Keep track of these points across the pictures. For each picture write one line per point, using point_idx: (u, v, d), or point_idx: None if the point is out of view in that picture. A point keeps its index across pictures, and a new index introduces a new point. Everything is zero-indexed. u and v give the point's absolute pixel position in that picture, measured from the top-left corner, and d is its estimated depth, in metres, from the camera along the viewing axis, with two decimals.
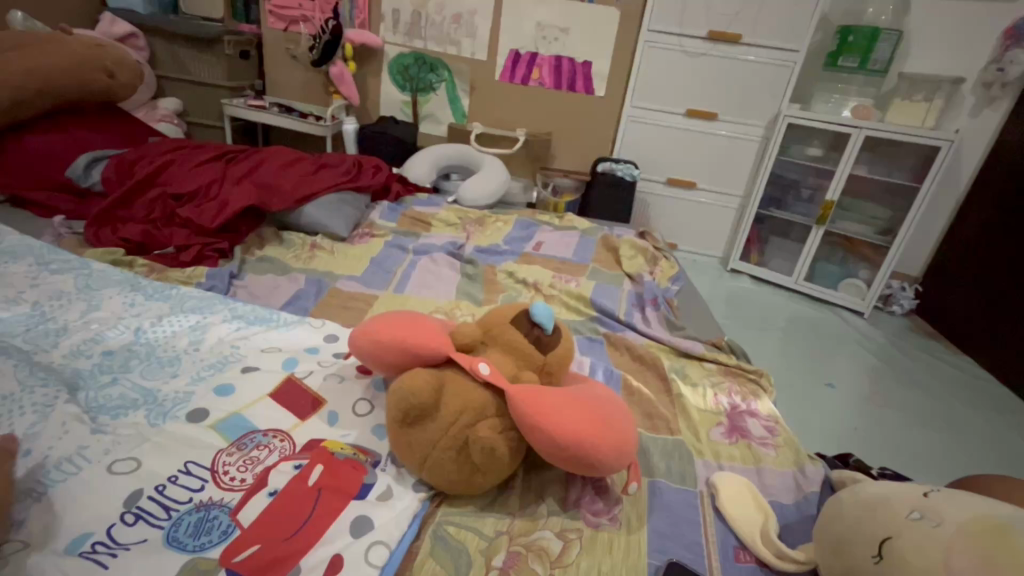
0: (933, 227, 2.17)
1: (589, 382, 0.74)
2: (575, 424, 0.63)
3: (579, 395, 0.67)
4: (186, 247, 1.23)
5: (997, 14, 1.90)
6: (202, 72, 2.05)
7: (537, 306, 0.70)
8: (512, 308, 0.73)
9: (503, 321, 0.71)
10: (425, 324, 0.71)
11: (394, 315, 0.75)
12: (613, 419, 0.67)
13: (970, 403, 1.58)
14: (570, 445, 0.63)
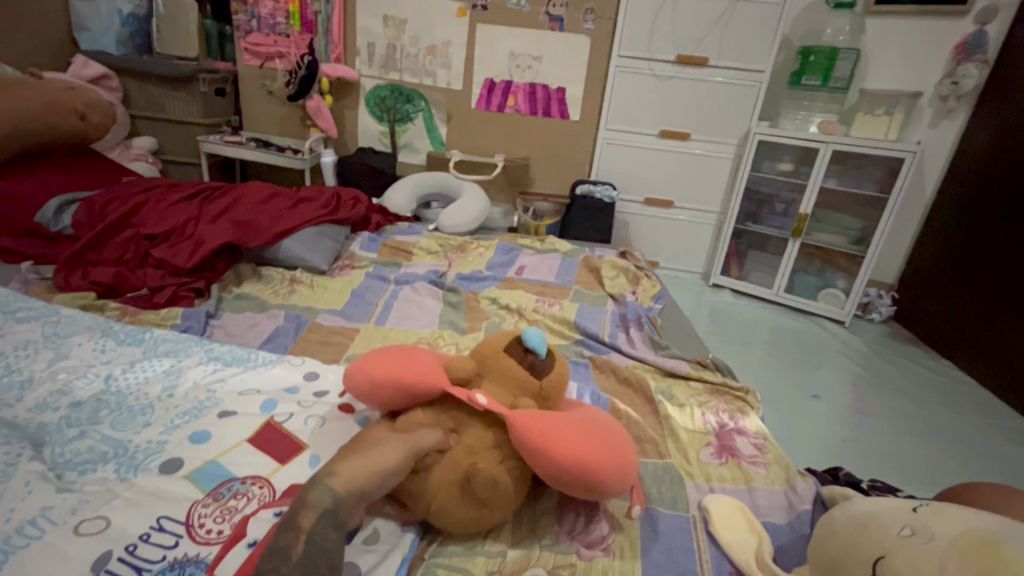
0: (904, 235, 2.23)
1: (589, 408, 0.74)
2: (578, 446, 0.63)
3: (578, 419, 0.67)
4: (160, 288, 1.20)
5: (947, 31, 1.99)
6: (177, 110, 2.05)
7: (530, 331, 0.70)
8: (506, 335, 0.74)
9: (497, 349, 0.71)
10: (418, 357, 0.71)
11: (389, 351, 0.75)
12: (615, 441, 0.67)
13: (952, 407, 1.60)
14: (575, 470, 0.62)
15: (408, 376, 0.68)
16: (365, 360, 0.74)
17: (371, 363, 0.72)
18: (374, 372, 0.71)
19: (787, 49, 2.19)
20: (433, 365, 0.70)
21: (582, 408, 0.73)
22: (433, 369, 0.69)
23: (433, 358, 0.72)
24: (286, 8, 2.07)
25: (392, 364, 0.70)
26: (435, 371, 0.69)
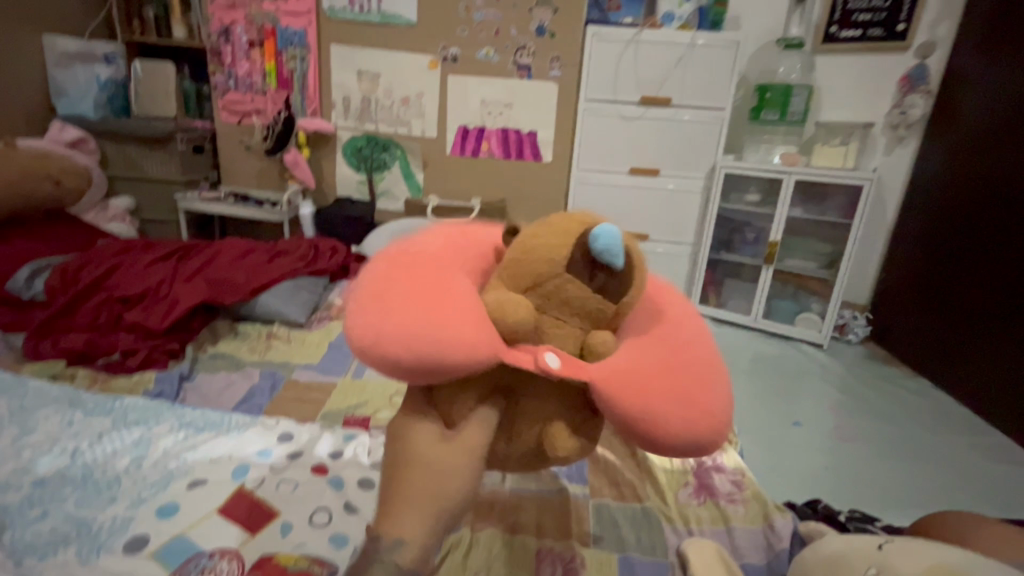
0: (872, 257, 2.30)
1: (668, 309, 0.60)
2: (681, 412, 0.51)
3: (671, 360, 0.53)
4: (133, 351, 1.19)
5: (892, 64, 2.11)
6: (155, 170, 2.08)
7: (601, 231, 0.51)
8: (560, 241, 0.53)
9: (555, 272, 0.53)
10: (448, 303, 0.50)
11: (394, 288, 0.52)
12: (711, 370, 0.55)
13: (931, 427, 1.63)
14: (683, 444, 0.51)
15: (444, 343, 0.48)
16: (365, 310, 0.52)
17: (378, 324, 0.50)
18: (388, 345, 0.49)
19: (745, 86, 2.31)
20: (475, 316, 0.50)
21: (659, 309, 0.59)
22: (476, 320, 0.50)
23: (466, 292, 0.52)
24: (263, 67, 2.14)
25: (411, 327, 0.49)
26: (479, 326, 0.50)
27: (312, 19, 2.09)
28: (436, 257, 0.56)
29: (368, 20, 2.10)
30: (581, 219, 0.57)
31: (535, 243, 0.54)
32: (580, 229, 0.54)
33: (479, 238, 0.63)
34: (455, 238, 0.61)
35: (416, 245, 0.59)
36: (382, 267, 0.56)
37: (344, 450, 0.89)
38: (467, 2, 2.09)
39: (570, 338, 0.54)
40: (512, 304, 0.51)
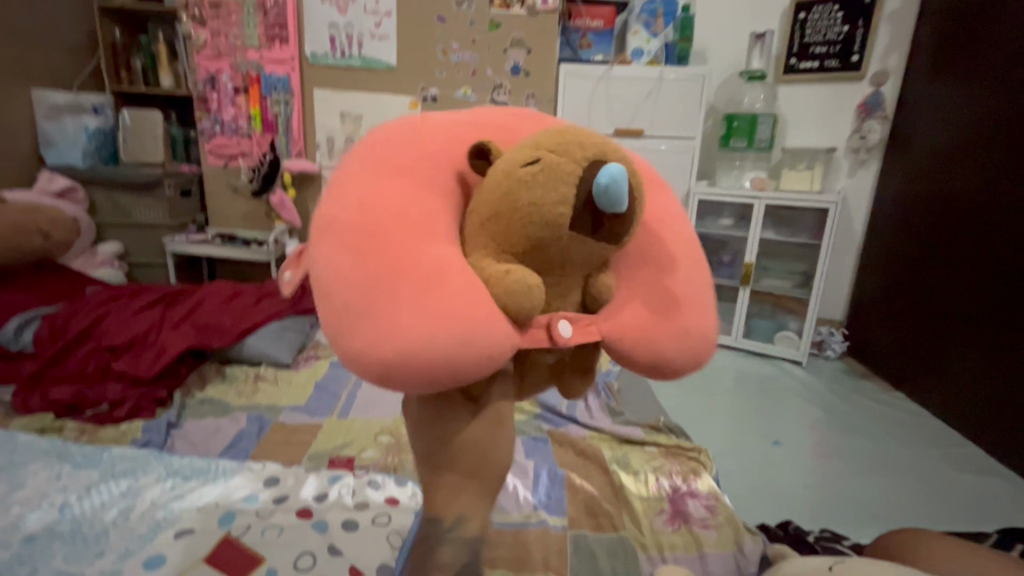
0: (844, 274, 2.38)
1: (657, 220, 0.58)
2: (682, 347, 0.53)
3: (664, 292, 0.54)
4: (120, 401, 1.21)
5: (850, 92, 2.22)
6: (143, 215, 2.11)
7: (611, 176, 0.41)
8: (559, 193, 0.43)
9: (559, 235, 0.44)
10: (453, 304, 0.40)
11: (378, 294, 0.41)
12: (698, 285, 0.56)
13: (908, 441, 1.67)
14: (686, 370, 0.55)
15: (464, 353, 0.40)
16: (355, 332, 0.42)
17: (378, 353, 0.41)
18: (398, 377, 0.41)
19: (713, 115, 2.41)
20: (485, 306, 0.42)
21: (650, 223, 0.57)
22: (488, 311, 0.42)
23: (463, 274, 0.42)
24: (248, 112, 2.15)
25: (420, 350, 0.40)
26: (493, 320, 0.42)
27: (295, 65, 2.10)
28: (402, 223, 0.43)
29: (349, 64, 2.11)
30: (572, 146, 0.44)
31: (526, 194, 0.43)
32: (577, 168, 0.43)
33: (433, 157, 0.49)
34: (405, 166, 0.47)
35: (366, 201, 0.45)
36: (343, 254, 0.43)
37: (329, 493, 0.91)
38: (444, 45, 2.12)
39: (573, 294, 0.51)
40: (522, 291, 0.43)
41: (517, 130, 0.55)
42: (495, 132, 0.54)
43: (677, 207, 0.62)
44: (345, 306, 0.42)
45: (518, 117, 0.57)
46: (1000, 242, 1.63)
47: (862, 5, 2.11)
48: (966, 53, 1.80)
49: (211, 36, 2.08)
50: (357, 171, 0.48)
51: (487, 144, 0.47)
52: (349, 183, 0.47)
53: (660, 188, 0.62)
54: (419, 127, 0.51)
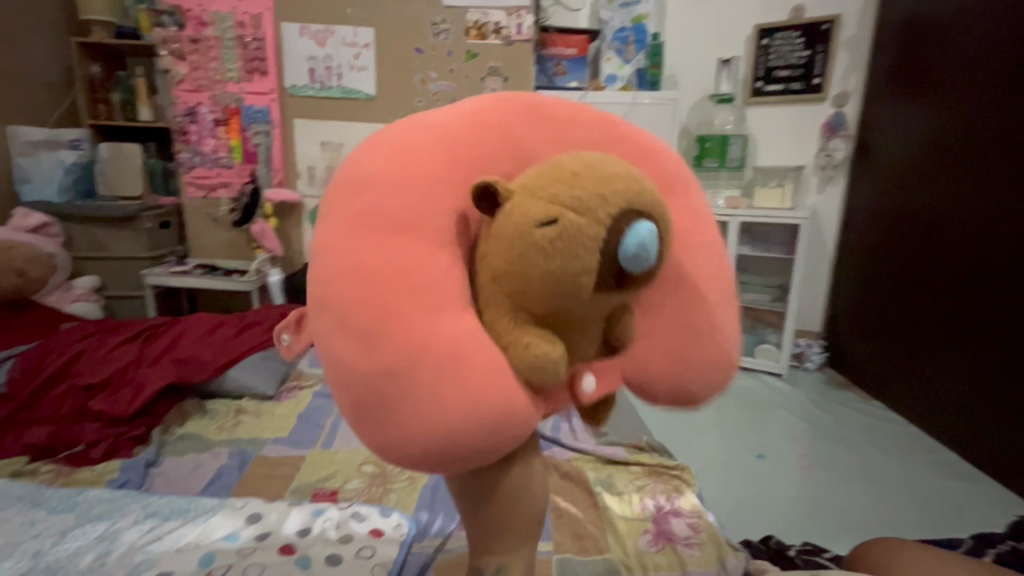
0: (819, 286, 2.45)
1: (680, 236, 0.51)
2: (703, 378, 0.51)
3: (685, 324, 0.51)
4: (98, 441, 1.20)
5: (815, 112, 2.31)
6: (121, 248, 2.09)
7: (637, 245, 0.37)
8: (581, 263, 0.38)
9: (580, 300, 0.40)
10: (476, 389, 0.38)
11: (394, 384, 0.39)
12: (723, 310, 0.53)
13: (887, 449, 1.71)
14: (709, 395, 0.54)
15: (495, 433, 0.40)
16: (377, 420, 0.40)
17: (403, 442, 0.40)
18: (425, 462, 0.41)
19: (686, 136, 2.49)
20: (507, 386, 0.40)
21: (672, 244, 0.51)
22: (512, 389, 0.40)
23: (482, 350, 0.39)
24: (229, 143, 2.16)
25: (445, 439, 0.39)
26: (516, 397, 0.40)
27: (275, 97, 2.12)
28: (408, 298, 0.39)
29: (329, 95, 2.13)
30: (593, 200, 0.38)
31: (544, 262, 0.39)
32: (600, 230, 0.38)
33: (430, 199, 0.42)
34: (399, 217, 0.41)
35: (365, 269, 0.40)
36: (350, 337, 0.40)
37: (312, 527, 0.90)
38: (422, 74, 2.13)
39: (595, 340, 0.48)
40: (542, 365, 0.40)
41: (525, 138, 0.47)
42: (498, 144, 0.46)
43: (705, 210, 0.55)
44: (360, 394, 0.40)
45: (524, 112, 0.48)
46: (961, 260, 1.68)
47: (820, 31, 2.21)
48: (923, 76, 1.87)
49: (191, 70, 2.09)
50: (347, 227, 0.42)
51: (492, 185, 0.41)
52: (342, 245, 0.42)
53: (687, 186, 0.54)
54: (409, 152, 0.43)
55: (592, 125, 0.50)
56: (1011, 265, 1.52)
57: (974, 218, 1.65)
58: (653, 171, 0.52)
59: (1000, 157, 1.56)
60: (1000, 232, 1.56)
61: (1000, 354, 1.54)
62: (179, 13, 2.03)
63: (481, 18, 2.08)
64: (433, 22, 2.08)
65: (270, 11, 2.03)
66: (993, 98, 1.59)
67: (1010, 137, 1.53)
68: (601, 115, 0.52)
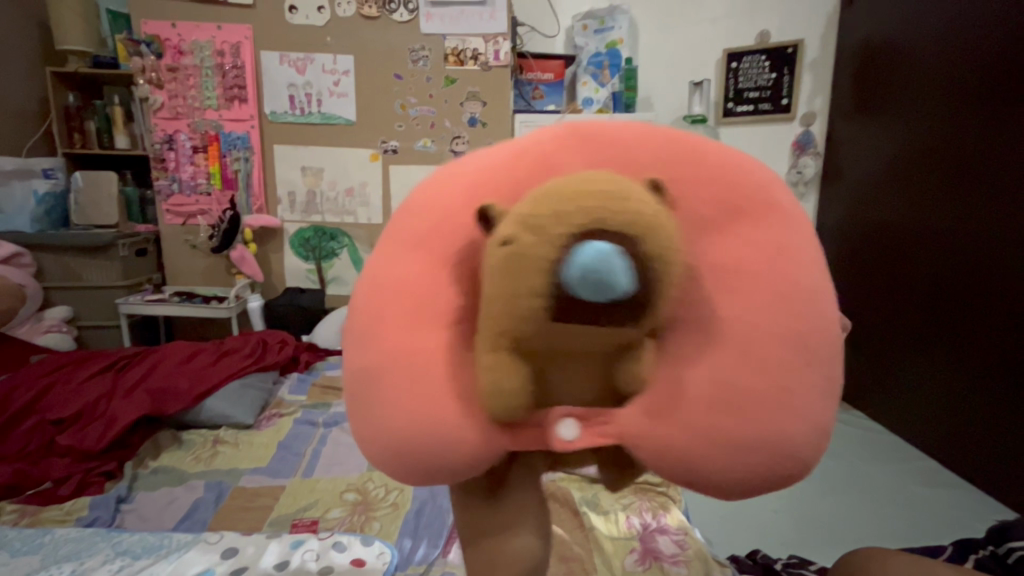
0: None
1: (747, 272, 0.40)
2: (743, 461, 0.39)
3: (730, 384, 0.38)
4: (66, 478, 1.16)
5: (785, 131, 2.40)
6: (95, 277, 2.05)
7: (588, 266, 0.33)
8: (529, 290, 0.35)
9: (543, 331, 0.37)
10: (433, 405, 0.40)
11: (370, 386, 0.42)
12: (798, 378, 0.39)
13: (868, 459, 1.73)
14: (750, 485, 0.40)
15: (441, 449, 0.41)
16: (358, 414, 0.44)
17: (372, 439, 0.43)
18: (385, 461, 0.43)
19: None
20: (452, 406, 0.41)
21: (729, 281, 0.40)
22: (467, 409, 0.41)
23: (445, 369, 0.41)
24: (207, 170, 2.14)
25: (401, 445, 0.41)
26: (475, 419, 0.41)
27: (255, 123, 2.12)
28: (399, 310, 0.42)
29: (309, 121, 2.14)
30: (551, 218, 0.35)
31: (496, 286, 0.36)
32: (552, 250, 0.34)
33: (443, 223, 0.43)
34: (415, 238, 0.44)
35: (376, 281, 0.44)
36: (351, 339, 0.45)
37: (291, 559, 0.88)
38: (402, 100, 2.15)
39: (593, 375, 0.42)
40: (497, 396, 0.38)
41: (566, 158, 0.42)
42: (531, 167, 0.43)
43: (803, 242, 0.42)
44: (349, 389, 0.44)
45: (570, 137, 0.44)
46: (927, 273, 1.73)
47: (786, 54, 2.30)
48: (881, 96, 1.95)
49: (169, 98, 2.08)
50: (380, 243, 0.46)
51: (489, 209, 0.38)
52: (371, 258, 0.46)
53: (774, 211, 0.42)
54: (448, 184, 0.46)
55: (646, 143, 0.43)
56: (976, 279, 1.57)
57: (936, 233, 1.70)
58: (714, 192, 0.41)
59: (959, 175, 1.62)
60: (963, 247, 1.61)
61: (971, 364, 1.58)
62: (157, 42, 2.03)
63: (458, 45, 2.12)
64: (412, 49, 2.11)
65: (249, 40, 2.05)
66: (949, 118, 1.65)
67: (967, 153, 1.59)
68: (667, 133, 0.44)
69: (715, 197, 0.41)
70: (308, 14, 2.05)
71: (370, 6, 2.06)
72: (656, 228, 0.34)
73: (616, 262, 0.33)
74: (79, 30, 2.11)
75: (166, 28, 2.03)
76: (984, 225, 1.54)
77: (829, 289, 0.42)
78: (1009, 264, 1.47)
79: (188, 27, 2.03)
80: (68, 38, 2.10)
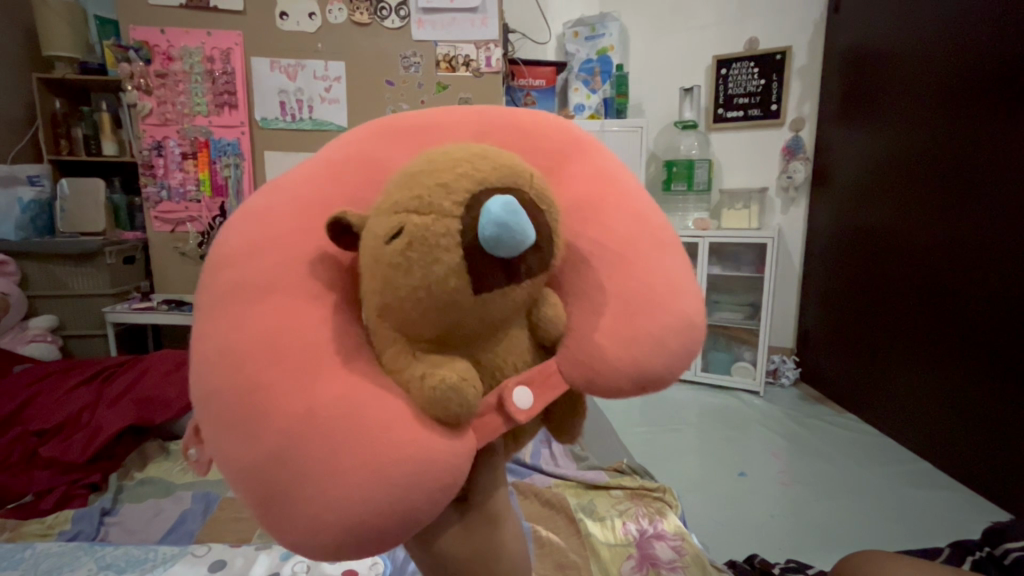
0: (789, 304, 2.52)
1: (592, 202, 0.50)
2: (661, 351, 0.46)
3: (630, 289, 0.47)
4: (47, 491, 1.14)
5: (776, 137, 2.42)
6: (82, 285, 2.02)
7: (493, 215, 0.34)
8: (442, 264, 0.36)
9: (465, 306, 0.38)
10: (380, 446, 0.36)
11: (286, 469, 0.36)
12: (667, 268, 0.50)
13: (865, 462, 1.73)
14: (679, 365, 0.48)
15: (421, 478, 0.36)
16: (280, 515, 0.37)
17: (313, 532, 0.36)
18: (361, 535, 0.36)
19: (655, 161, 2.61)
20: (402, 426, 0.37)
21: (586, 212, 0.50)
22: (412, 425, 0.37)
23: (382, 396, 0.38)
24: (197, 176, 2.11)
25: (360, 519, 0.35)
26: (425, 438, 0.37)
27: (245, 129, 2.09)
28: (282, 364, 0.38)
29: (300, 127, 2.12)
30: (437, 192, 0.37)
31: (404, 279, 0.37)
32: (452, 222, 0.36)
33: (287, 258, 0.42)
34: (259, 285, 0.41)
35: (231, 350, 0.39)
36: (230, 431, 0.38)
37: (282, 571, 0.86)
38: (394, 106, 2.15)
39: (519, 341, 0.44)
40: (445, 394, 0.37)
41: (387, 155, 0.48)
42: (361, 173, 0.47)
43: (613, 172, 0.54)
44: (255, 491, 0.38)
45: (383, 133, 0.49)
46: (923, 274, 1.72)
47: (774, 61, 2.33)
48: (869, 97, 1.97)
49: (157, 104, 2.06)
50: (214, 309, 0.42)
51: (343, 217, 0.40)
52: (211, 331, 0.41)
53: (587, 149, 0.54)
54: (270, 215, 0.44)
55: (463, 125, 0.50)
56: (971, 283, 1.56)
57: (929, 237, 1.70)
58: (539, 151, 0.52)
59: (952, 177, 1.62)
60: (956, 250, 1.60)
61: (967, 368, 1.57)
62: (146, 48, 2.01)
63: (450, 51, 2.12)
64: (403, 55, 2.11)
65: (240, 46, 2.03)
66: (942, 120, 1.65)
67: (954, 149, 1.61)
68: (470, 114, 0.52)
69: (543, 151, 0.52)
70: (299, 21, 2.04)
71: (362, 13, 2.06)
72: (524, 178, 0.40)
73: (520, 210, 0.35)
74: (68, 37, 2.10)
75: (155, 34, 2.01)
76: (974, 217, 1.55)
77: (643, 198, 0.55)
78: (1005, 267, 1.45)
79: (177, 33, 2.01)
80: (55, 44, 2.08)
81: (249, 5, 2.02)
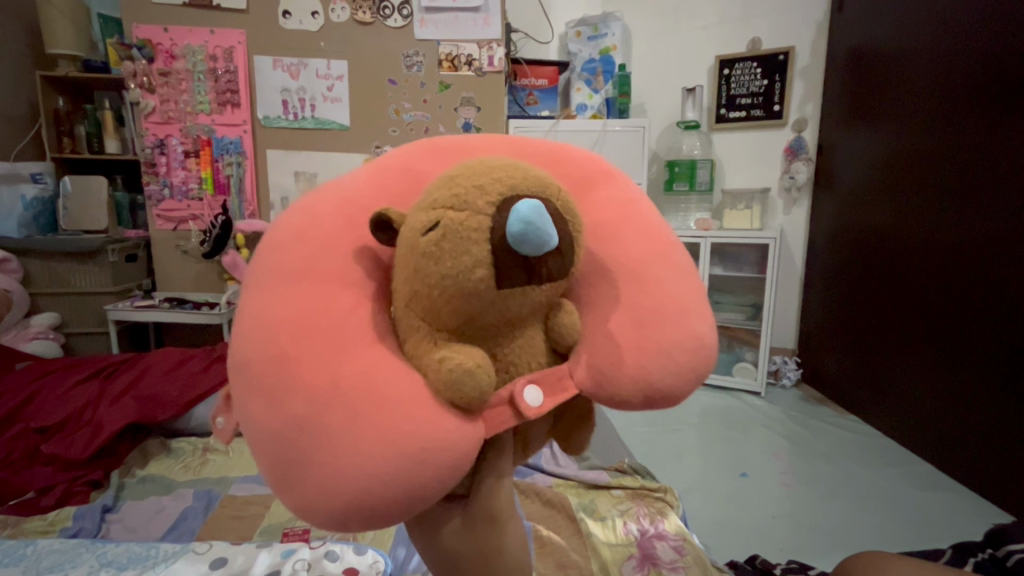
0: (790, 305, 2.52)
1: (614, 221, 0.50)
2: (673, 367, 0.46)
3: (645, 305, 0.46)
4: (49, 487, 1.14)
5: (777, 138, 2.42)
6: (84, 283, 2.02)
7: (523, 214, 0.35)
8: (470, 257, 0.37)
9: (488, 299, 0.38)
10: (390, 427, 0.36)
11: (303, 435, 0.37)
12: (685, 288, 0.49)
13: (866, 463, 1.72)
14: (688, 384, 0.47)
15: (432, 465, 0.37)
16: (294, 479, 0.38)
17: (324, 498, 0.37)
18: (377, 508, 0.37)
19: (657, 161, 2.61)
20: (415, 408, 0.37)
21: (606, 229, 0.50)
22: (426, 408, 0.37)
23: (401, 377, 0.38)
24: (199, 174, 2.11)
25: (369, 492, 0.36)
26: (439, 421, 0.37)
27: (248, 128, 2.09)
28: (310, 341, 0.39)
29: (302, 126, 2.12)
30: (473, 193, 0.38)
31: (434, 267, 0.38)
32: (484, 220, 0.37)
33: (325, 247, 0.43)
34: (300, 269, 0.42)
35: (268, 321, 0.41)
36: (258, 396, 0.40)
37: (282, 568, 0.86)
38: (396, 105, 2.15)
39: (537, 343, 0.44)
40: (462, 377, 0.37)
41: (428, 171, 0.50)
42: (405, 183, 0.49)
43: (638, 198, 0.54)
44: (274, 455, 0.39)
45: (427, 152, 0.52)
46: (926, 275, 1.71)
47: (777, 61, 2.33)
48: (873, 98, 1.96)
49: (160, 103, 2.06)
50: (255, 288, 0.44)
51: (385, 213, 0.41)
52: (251, 306, 0.43)
53: (615, 176, 0.55)
54: (313, 211, 0.46)
55: (497, 146, 0.53)
56: (973, 284, 1.55)
57: (930, 240, 1.69)
58: (568, 172, 0.53)
59: (953, 179, 1.62)
60: (957, 251, 1.60)
61: (969, 369, 1.56)
62: (149, 47, 2.00)
63: (452, 51, 2.12)
64: (406, 54, 2.11)
65: (242, 45, 2.03)
66: (943, 123, 1.65)
67: (959, 150, 1.59)
68: (507, 139, 0.54)
69: (571, 174, 0.53)
70: (302, 19, 2.04)
71: (364, 12, 2.06)
72: (554, 189, 0.40)
73: (547, 214, 0.36)
74: (70, 35, 2.10)
75: (158, 32, 2.01)
76: (978, 219, 1.53)
77: (666, 223, 0.54)
78: (1006, 267, 1.45)
79: (180, 31, 2.01)
80: (58, 42, 2.08)
81: (253, 4, 2.02)
